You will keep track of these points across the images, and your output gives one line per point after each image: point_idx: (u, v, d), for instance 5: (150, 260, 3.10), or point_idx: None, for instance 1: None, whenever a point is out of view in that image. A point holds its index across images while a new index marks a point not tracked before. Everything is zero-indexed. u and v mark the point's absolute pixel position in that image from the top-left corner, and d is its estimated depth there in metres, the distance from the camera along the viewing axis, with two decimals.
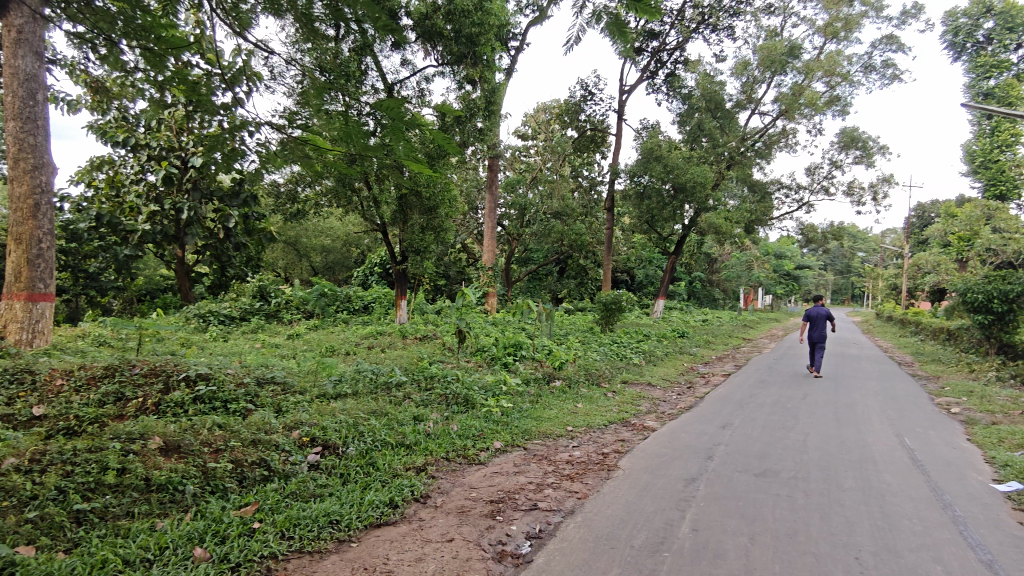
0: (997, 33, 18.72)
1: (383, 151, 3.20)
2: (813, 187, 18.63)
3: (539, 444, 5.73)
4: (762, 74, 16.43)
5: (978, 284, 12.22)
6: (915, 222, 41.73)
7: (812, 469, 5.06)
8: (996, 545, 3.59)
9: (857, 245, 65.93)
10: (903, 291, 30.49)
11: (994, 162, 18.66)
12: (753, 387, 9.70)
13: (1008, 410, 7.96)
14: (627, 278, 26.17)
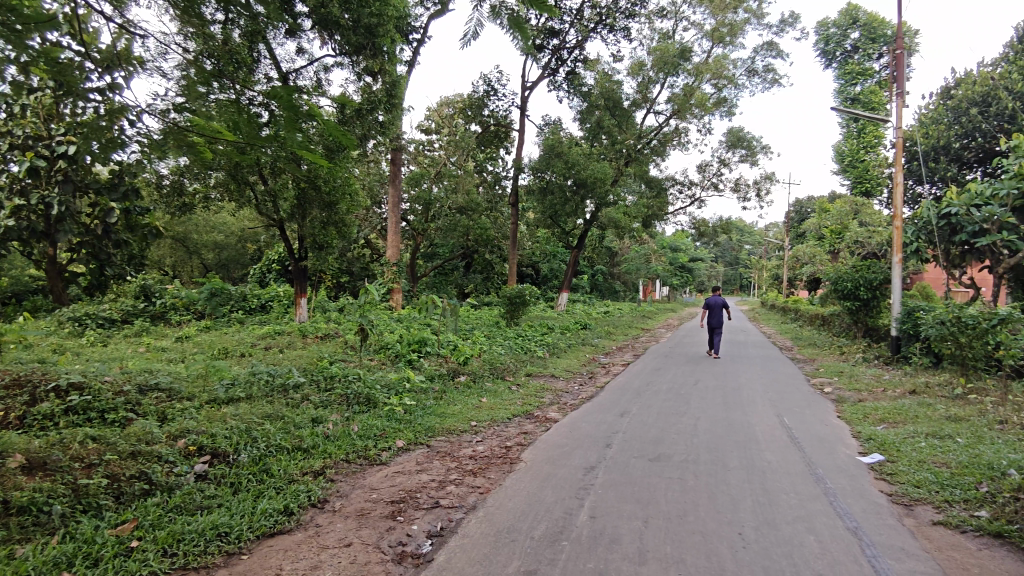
0: (862, 43, 20.44)
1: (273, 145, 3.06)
2: (704, 184, 19.65)
3: (443, 441, 5.70)
4: (655, 74, 17.11)
5: (846, 274, 13.37)
6: (794, 217, 45.17)
7: (702, 452, 5.36)
8: (859, 512, 3.94)
9: (744, 238, 70.29)
10: (784, 281, 32.91)
11: (860, 162, 20.44)
12: (649, 376, 10.13)
13: (872, 388, 8.78)
14: (532, 272, 26.55)
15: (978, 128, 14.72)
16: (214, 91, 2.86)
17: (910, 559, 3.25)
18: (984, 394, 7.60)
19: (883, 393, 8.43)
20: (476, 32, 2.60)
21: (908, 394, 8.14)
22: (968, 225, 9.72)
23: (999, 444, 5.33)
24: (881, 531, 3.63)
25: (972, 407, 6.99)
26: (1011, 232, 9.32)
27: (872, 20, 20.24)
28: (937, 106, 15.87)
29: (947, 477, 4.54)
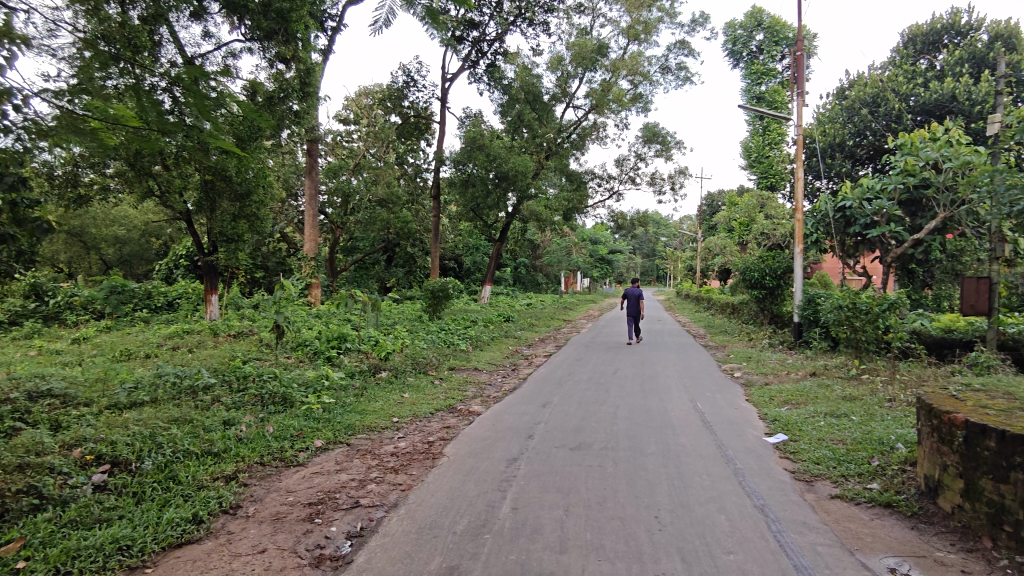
0: (766, 45, 21.50)
1: (174, 132, 2.88)
2: (621, 178, 20.19)
3: (363, 438, 5.60)
4: (574, 69, 17.38)
5: (754, 264, 14.09)
6: (706, 210, 47.18)
7: (620, 439, 5.52)
8: (766, 491, 4.18)
9: (661, 230, 72.72)
10: (698, 272, 34.36)
11: (765, 157, 21.55)
12: (570, 366, 10.31)
13: (777, 371, 9.33)
14: (455, 265, 26.44)
15: (869, 127, 15.85)
16: (112, 74, 2.67)
17: (811, 532, 3.47)
18: (875, 374, 8.23)
19: (787, 376, 8.97)
20: (391, 20, 2.54)
21: (809, 376, 8.70)
22: (861, 218, 10.48)
23: (888, 420, 5.78)
24: (785, 507, 3.86)
25: (865, 387, 7.56)
26: (898, 224, 10.11)
27: (775, 23, 21.33)
28: (832, 106, 16.98)
29: (843, 453, 4.88)
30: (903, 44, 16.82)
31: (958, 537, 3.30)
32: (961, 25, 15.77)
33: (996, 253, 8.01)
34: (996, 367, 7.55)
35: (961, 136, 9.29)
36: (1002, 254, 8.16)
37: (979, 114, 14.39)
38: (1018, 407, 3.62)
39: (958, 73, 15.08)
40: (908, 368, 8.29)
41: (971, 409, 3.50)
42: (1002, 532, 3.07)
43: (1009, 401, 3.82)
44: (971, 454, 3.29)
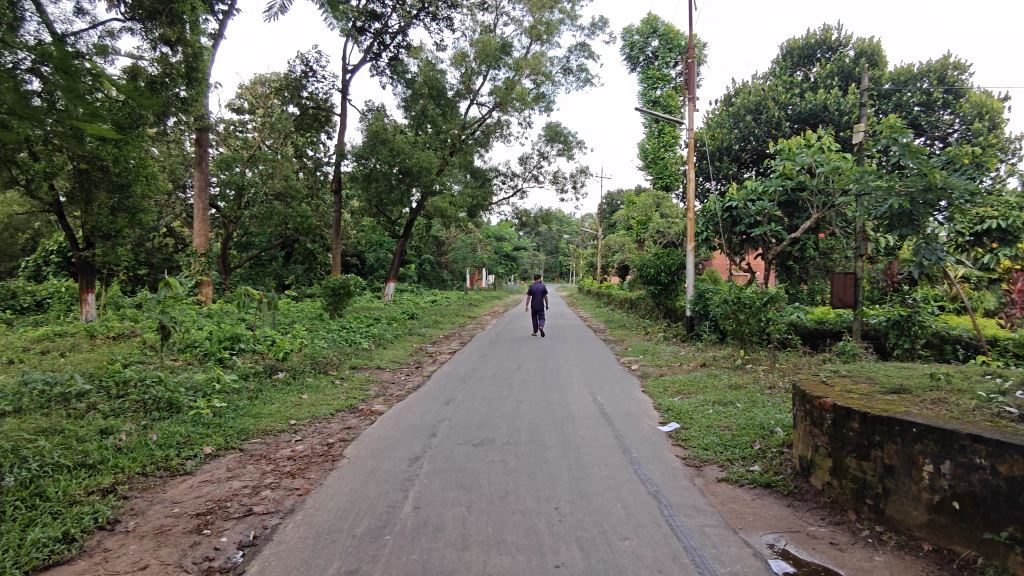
0: (661, 51, 22.47)
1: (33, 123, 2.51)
2: (525, 176, 20.50)
3: (257, 443, 5.38)
4: (478, 66, 17.43)
5: (650, 261, 14.75)
6: (606, 208, 48.82)
7: (522, 433, 5.64)
8: (659, 477, 4.41)
9: (563, 228, 74.26)
10: (598, 268, 35.52)
11: (660, 159, 22.55)
12: (474, 362, 10.37)
13: (670, 363, 9.85)
14: (358, 262, 25.81)
15: (753, 133, 17.06)
16: None
17: (699, 514, 3.70)
18: (757, 363, 8.88)
19: (679, 367, 9.47)
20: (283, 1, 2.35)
21: (699, 367, 9.24)
22: (745, 217, 11.23)
23: (768, 406, 6.26)
24: (677, 492, 4.10)
25: (748, 375, 8.15)
26: (778, 224, 10.90)
27: (669, 31, 22.36)
28: (720, 112, 18.06)
29: (728, 438, 5.24)
30: (782, 56, 18.11)
31: (827, 511, 3.63)
32: (832, 41, 17.18)
33: (860, 250, 8.81)
34: (860, 355, 8.37)
35: (832, 143, 10.12)
36: (865, 252, 9.00)
37: (847, 123, 15.78)
38: (877, 391, 4.03)
39: (828, 85, 16.47)
40: (786, 357, 9.01)
41: (837, 394, 3.86)
42: (865, 504, 3.41)
43: (868, 386, 4.25)
44: (838, 435, 3.63)
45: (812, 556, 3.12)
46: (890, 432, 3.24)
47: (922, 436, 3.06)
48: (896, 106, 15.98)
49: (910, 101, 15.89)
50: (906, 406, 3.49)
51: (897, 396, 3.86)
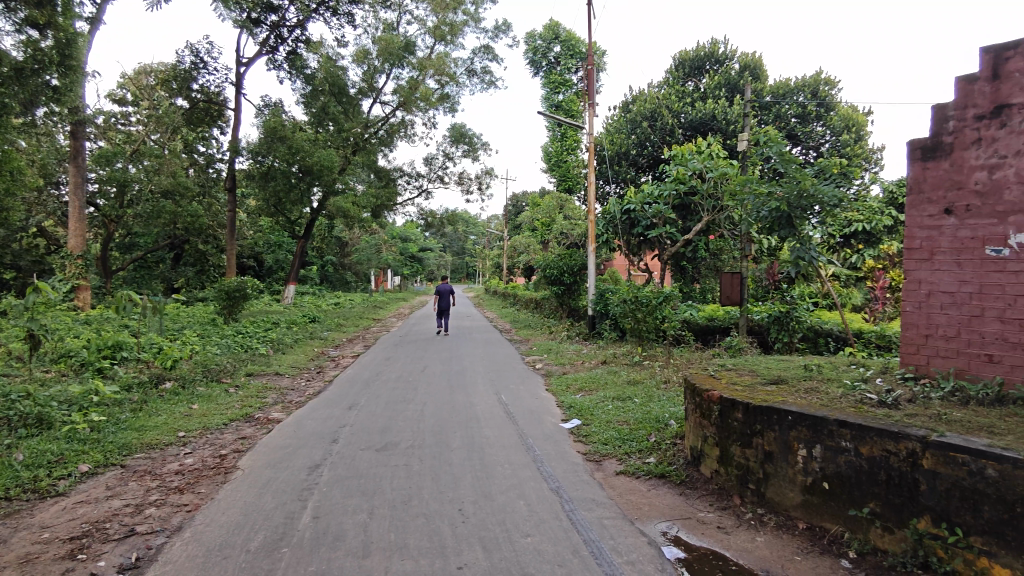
0: (563, 57, 23.00)
1: None
2: (430, 176, 20.38)
3: (141, 458, 5.04)
4: (380, 64, 17.14)
5: (553, 262, 15.08)
6: (511, 209, 49.36)
7: (426, 435, 5.63)
8: (561, 474, 4.54)
9: (469, 228, 74.36)
10: (504, 269, 35.84)
11: (563, 162, 23.06)
12: (378, 365, 10.21)
13: (573, 361, 10.14)
14: (255, 264, 24.65)
15: (649, 138, 17.93)
16: None
17: (598, 507, 3.85)
18: (654, 359, 9.32)
19: (582, 365, 9.77)
20: None
21: (600, 364, 9.57)
22: (642, 219, 11.74)
23: (663, 400, 6.59)
24: (577, 487, 4.24)
25: (645, 371, 8.54)
26: (672, 226, 11.47)
27: (570, 38, 22.99)
28: (618, 118, 18.85)
29: (627, 432, 5.47)
30: (674, 67, 19.04)
31: (715, 497, 3.88)
32: (719, 54, 18.26)
33: (745, 252, 9.47)
34: (746, 349, 9.00)
35: (719, 151, 10.77)
36: (749, 254, 9.66)
37: (733, 132, 16.87)
38: (758, 382, 4.36)
39: (716, 95, 17.50)
40: (679, 353, 9.52)
41: (724, 387, 4.13)
42: (748, 489, 3.67)
43: (751, 378, 4.58)
44: (724, 425, 3.88)
45: (701, 541, 3.32)
46: (769, 420, 3.51)
47: (797, 423, 3.34)
48: (775, 116, 17.24)
49: (788, 112, 17.20)
50: (783, 396, 3.80)
51: (776, 387, 4.20)
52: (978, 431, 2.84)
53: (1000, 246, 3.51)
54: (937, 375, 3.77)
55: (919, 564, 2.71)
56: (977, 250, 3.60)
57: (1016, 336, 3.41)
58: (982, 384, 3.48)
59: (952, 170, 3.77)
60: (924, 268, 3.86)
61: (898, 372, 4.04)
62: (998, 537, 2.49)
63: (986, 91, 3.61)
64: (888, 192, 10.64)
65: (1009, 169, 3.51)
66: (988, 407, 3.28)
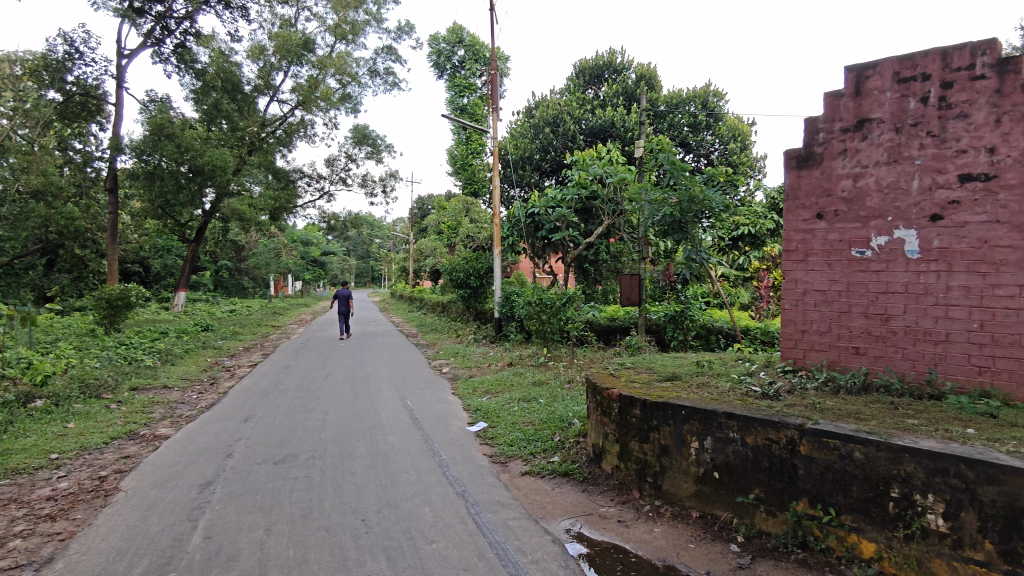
0: (467, 61, 23.11)
1: None
2: (332, 178, 19.81)
3: (6, 486, 4.58)
4: (277, 61, 16.50)
5: (459, 265, 15.09)
6: (417, 212, 48.82)
7: (328, 445, 5.50)
8: (466, 477, 4.57)
9: (373, 231, 72.92)
10: (410, 273, 35.42)
11: (467, 166, 23.15)
12: (278, 374, 9.81)
13: (480, 364, 10.19)
14: (140, 270, 22.97)
15: (551, 144, 18.37)
16: None
17: (503, 509, 3.92)
18: (558, 360, 9.55)
19: (488, 367, 9.85)
20: None
21: (506, 366, 9.70)
22: (546, 223, 12.02)
23: (567, 400, 6.78)
24: (482, 490, 4.28)
25: (549, 372, 8.73)
26: (575, 229, 11.82)
27: (474, 42, 23.13)
28: (522, 123, 19.25)
29: (532, 433, 5.59)
30: (575, 75, 19.60)
31: (616, 492, 4.04)
32: (616, 64, 18.97)
33: (643, 254, 9.89)
34: (644, 348, 9.43)
35: (618, 157, 11.17)
36: (647, 255, 10.10)
37: (631, 139, 17.58)
38: (654, 379, 4.58)
39: (615, 103, 18.18)
40: (583, 353, 9.82)
41: (623, 385, 4.30)
42: (646, 482, 3.85)
43: (648, 376, 4.81)
44: (623, 422, 4.04)
45: (603, 536, 3.45)
46: (664, 416, 3.70)
47: (689, 417, 3.53)
48: (669, 125, 18.13)
49: (681, 122, 18.14)
50: (676, 392, 4.01)
51: (671, 383, 4.43)
52: (847, 418, 3.14)
53: (864, 248, 3.89)
54: (812, 367, 4.13)
55: (799, 544, 2.96)
56: (844, 252, 3.98)
57: (878, 329, 3.79)
58: (850, 374, 3.86)
59: (823, 179, 4.13)
60: (800, 268, 4.22)
61: (779, 365, 4.38)
62: (864, 514, 2.76)
63: (849, 107, 3.99)
64: (770, 198, 11.47)
65: (870, 178, 3.90)
66: (854, 395, 3.64)
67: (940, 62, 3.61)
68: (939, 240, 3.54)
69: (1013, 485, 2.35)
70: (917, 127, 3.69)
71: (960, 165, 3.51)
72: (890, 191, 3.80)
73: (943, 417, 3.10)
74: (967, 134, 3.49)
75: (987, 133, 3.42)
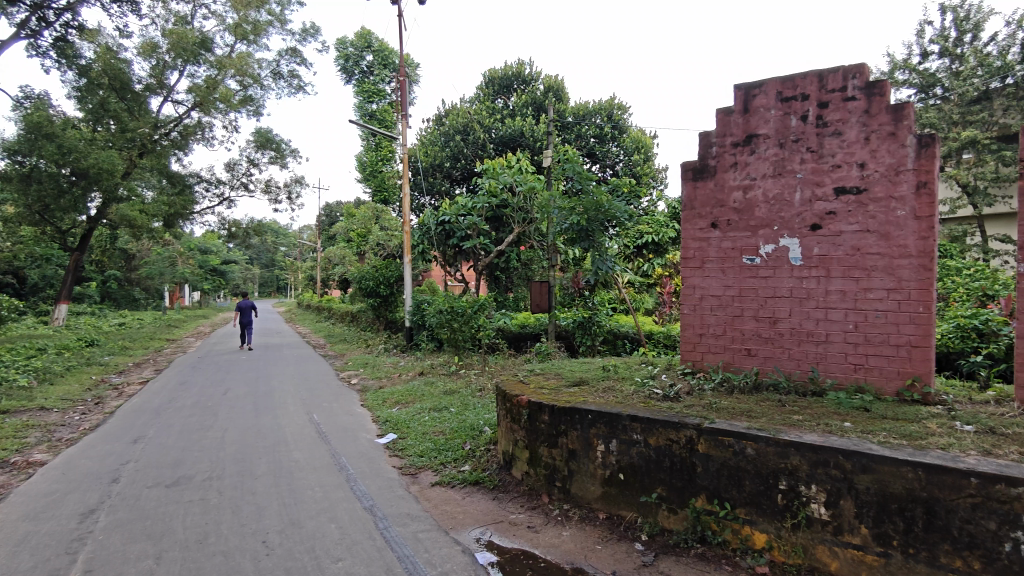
0: (376, 67, 22.81)
1: None
2: (232, 183, 18.93)
3: None
4: (171, 60, 15.62)
5: (369, 274, 14.81)
6: (325, 219, 47.46)
7: (227, 464, 5.25)
8: (375, 491, 4.51)
9: (277, 239, 70.17)
10: (318, 281, 34.36)
11: (377, 172, 22.78)
12: (172, 391, 9.24)
13: (390, 374, 10.05)
14: (14, 281, 20.99)
15: (461, 152, 18.45)
16: None
17: (413, 522, 3.89)
18: (470, 368, 9.59)
19: (399, 377, 9.72)
20: None
21: (417, 375, 9.62)
22: (457, 231, 12.05)
23: (477, 408, 6.82)
24: (390, 504, 4.24)
25: (460, 380, 8.74)
26: (485, 237, 11.94)
27: (383, 48, 22.88)
28: (432, 131, 19.21)
29: (443, 443, 5.59)
30: (484, 84, 19.73)
31: (526, 498, 4.12)
32: (525, 75, 19.31)
33: (552, 262, 10.10)
34: (554, 354, 9.63)
35: (527, 166, 11.37)
36: (556, 263, 10.33)
37: (539, 148, 17.93)
38: (562, 384, 4.71)
39: (524, 113, 18.50)
40: (494, 361, 9.90)
41: (531, 391, 4.40)
42: (555, 487, 3.95)
43: (556, 381, 4.94)
44: (532, 428, 4.12)
45: (513, 543, 3.51)
46: (572, 420, 3.82)
47: (596, 421, 3.67)
48: (576, 135, 18.64)
49: (587, 133, 18.69)
50: (583, 396, 4.15)
51: (578, 388, 4.56)
52: (740, 416, 3.37)
53: (753, 255, 4.19)
54: (709, 368, 4.39)
55: (698, 539, 3.14)
56: (736, 259, 4.26)
57: (767, 332, 4.09)
58: (743, 375, 4.14)
59: (716, 191, 4.41)
60: (697, 275, 4.48)
61: (679, 368, 4.62)
62: (756, 507, 2.97)
63: (739, 123, 4.29)
64: (671, 207, 12.05)
65: (758, 190, 4.20)
66: (747, 394, 3.91)
67: (817, 84, 3.94)
68: (818, 248, 3.88)
69: (883, 472, 2.61)
70: (799, 143, 4.03)
71: (835, 179, 3.86)
72: (775, 203, 4.11)
73: (824, 412, 3.38)
74: (841, 150, 3.84)
75: (858, 149, 3.78)
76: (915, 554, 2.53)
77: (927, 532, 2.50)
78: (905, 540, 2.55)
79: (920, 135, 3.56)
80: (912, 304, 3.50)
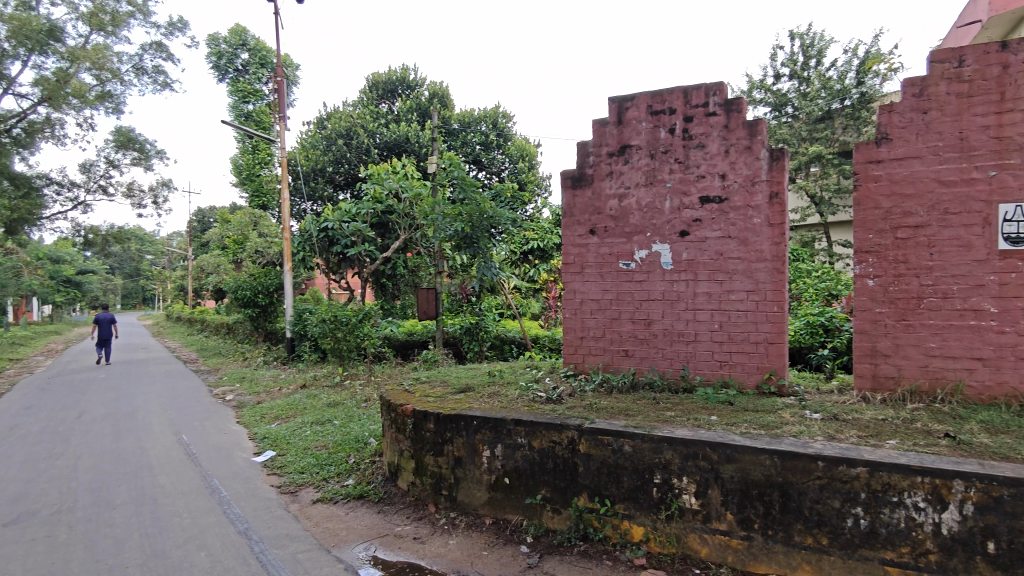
0: (252, 65, 21.85)
1: None
2: (87, 186, 17.30)
3: None
4: (12, 49, 14.04)
5: (245, 283, 14.06)
6: (196, 226, 44.50)
7: (78, 496, 4.81)
8: (250, 514, 4.33)
9: (141, 247, 64.78)
10: (190, 292, 32.17)
11: (254, 176, 21.72)
12: (14, 416, 8.31)
13: (269, 389, 9.61)
14: None
15: (345, 156, 18.04)
16: None
17: (292, 543, 3.79)
18: (355, 379, 9.40)
19: (279, 391, 9.33)
20: None
21: (299, 389, 9.27)
22: (341, 237, 11.79)
23: (363, 419, 6.72)
24: (267, 526, 4.10)
25: (345, 392, 8.53)
26: (370, 244, 11.78)
27: (259, 46, 21.94)
28: (312, 134, 18.61)
29: (326, 457, 5.47)
30: (367, 87, 19.37)
31: (413, 509, 4.13)
32: (409, 80, 19.25)
33: (439, 268, 10.13)
34: (441, 361, 9.70)
35: (412, 172, 11.29)
36: (443, 269, 10.35)
37: (425, 154, 17.93)
38: (448, 392, 4.77)
39: (409, 119, 18.42)
40: (380, 370, 9.77)
41: (417, 400, 4.42)
42: (441, 495, 4.00)
43: (441, 388, 4.98)
44: (417, 437, 4.15)
45: (401, 555, 3.52)
46: (457, 427, 3.89)
47: (481, 426, 3.77)
48: (462, 142, 18.82)
49: (473, 139, 18.94)
50: (468, 403, 4.24)
51: (463, 394, 4.64)
52: (618, 415, 3.59)
53: (628, 261, 4.48)
54: (590, 370, 4.64)
55: (581, 536, 3.32)
56: (614, 264, 4.53)
57: (642, 333, 4.39)
58: (621, 374, 4.41)
59: (593, 199, 4.66)
60: (577, 280, 4.70)
61: (562, 370, 4.83)
62: (634, 502, 3.19)
63: (613, 134, 4.55)
64: (554, 214, 12.51)
65: (632, 199, 4.49)
66: (624, 393, 4.18)
67: (683, 99, 4.28)
68: (687, 253, 4.23)
69: (745, 461, 2.90)
70: (667, 155, 4.35)
71: (700, 190, 4.21)
72: (648, 211, 4.41)
73: (693, 407, 3.69)
74: (705, 162, 4.21)
75: (719, 161, 4.15)
76: (772, 535, 2.83)
77: (782, 513, 2.81)
78: (763, 523, 2.85)
79: (771, 149, 3.99)
80: (768, 304, 3.92)
